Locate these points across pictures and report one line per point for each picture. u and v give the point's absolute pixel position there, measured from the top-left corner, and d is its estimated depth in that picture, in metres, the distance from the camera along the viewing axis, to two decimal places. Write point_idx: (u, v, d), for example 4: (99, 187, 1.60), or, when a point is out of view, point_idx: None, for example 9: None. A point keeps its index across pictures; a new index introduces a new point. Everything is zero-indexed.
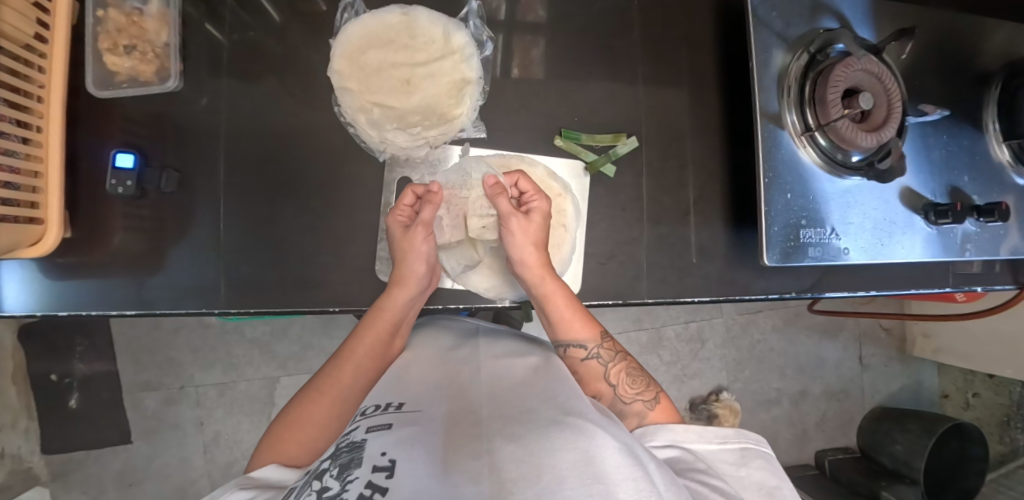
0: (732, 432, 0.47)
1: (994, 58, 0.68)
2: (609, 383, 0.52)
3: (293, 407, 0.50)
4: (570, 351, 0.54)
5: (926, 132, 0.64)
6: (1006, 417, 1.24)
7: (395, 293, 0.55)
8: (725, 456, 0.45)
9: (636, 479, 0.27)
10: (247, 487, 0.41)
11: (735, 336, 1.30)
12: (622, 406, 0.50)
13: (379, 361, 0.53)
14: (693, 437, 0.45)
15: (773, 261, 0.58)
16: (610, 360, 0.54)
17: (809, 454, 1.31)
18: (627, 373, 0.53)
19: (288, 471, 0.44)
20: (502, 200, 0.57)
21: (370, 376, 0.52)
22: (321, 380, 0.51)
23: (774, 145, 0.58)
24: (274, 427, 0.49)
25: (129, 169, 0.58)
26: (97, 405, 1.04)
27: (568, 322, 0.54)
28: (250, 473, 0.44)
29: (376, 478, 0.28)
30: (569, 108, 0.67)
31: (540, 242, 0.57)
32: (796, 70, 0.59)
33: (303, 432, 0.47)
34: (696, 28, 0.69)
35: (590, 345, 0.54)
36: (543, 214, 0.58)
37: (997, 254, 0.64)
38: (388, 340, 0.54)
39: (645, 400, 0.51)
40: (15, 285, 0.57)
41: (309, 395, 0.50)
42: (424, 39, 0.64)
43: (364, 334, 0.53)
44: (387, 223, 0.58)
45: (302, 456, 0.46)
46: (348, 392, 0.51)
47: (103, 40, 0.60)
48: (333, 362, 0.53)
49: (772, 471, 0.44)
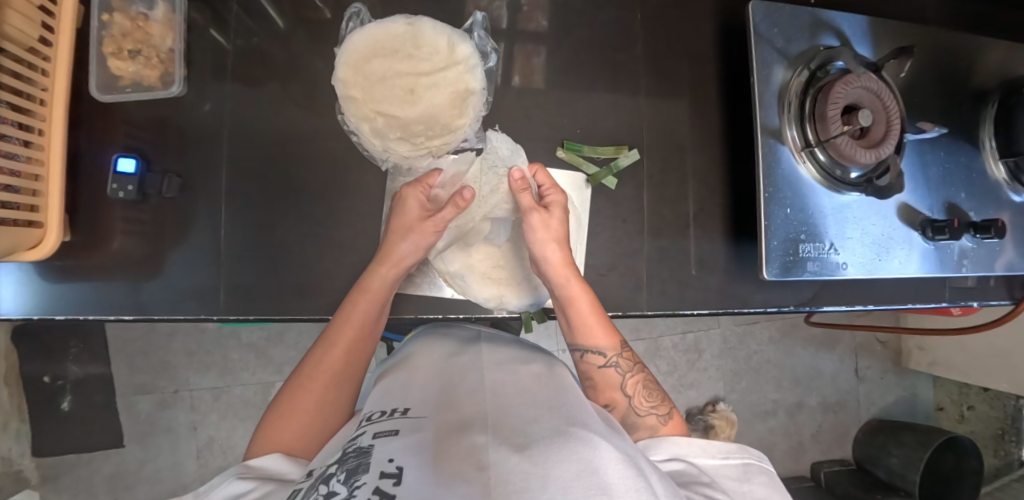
0: (734, 448, 0.46)
1: (989, 77, 0.69)
2: (625, 393, 0.52)
3: (283, 395, 0.49)
4: (590, 356, 0.55)
5: (923, 149, 0.64)
6: (1000, 431, 1.24)
7: (380, 270, 0.55)
8: (727, 471, 0.44)
9: (639, 490, 0.27)
10: (247, 477, 0.41)
11: (733, 347, 1.30)
12: (636, 417, 0.50)
13: (365, 342, 0.53)
14: (696, 451, 0.45)
15: (773, 274, 0.58)
16: (627, 370, 0.54)
17: (805, 466, 1.30)
18: (644, 385, 0.53)
19: (290, 462, 0.44)
20: (524, 195, 0.61)
21: (358, 356, 0.52)
22: (308, 366, 0.50)
23: (775, 161, 0.58)
24: (266, 417, 0.48)
25: (131, 173, 0.58)
26: (88, 408, 1.03)
27: (590, 328, 0.55)
28: (249, 462, 0.44)
29: (384, 485, 0.27)
30: (571, 119, 0.67)
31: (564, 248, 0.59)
32: (796, 86, 0.59)
33: (299, 418, 0.47)
34: (697, 41, 0.70)
35: (609, 352, 0.54)
36: (560, 207, 0.62)
37: (992, 269, 0.65)
38: (373, 321, 0.54)
39: (659, 414, 0.50)
40: (11, 287, 0.57)
41: (297, 383, 0.49)
42: (429, 49, 0.63)
43: (348, 316, 0.52)
44: (403, 192, 0.60)
45: (297, 444, 0.46)
46: (339, 375, 0.50)
47: (107, 43, 0.59)
48: (319, 345, 0.52)
49: (774, 487, 0.44)
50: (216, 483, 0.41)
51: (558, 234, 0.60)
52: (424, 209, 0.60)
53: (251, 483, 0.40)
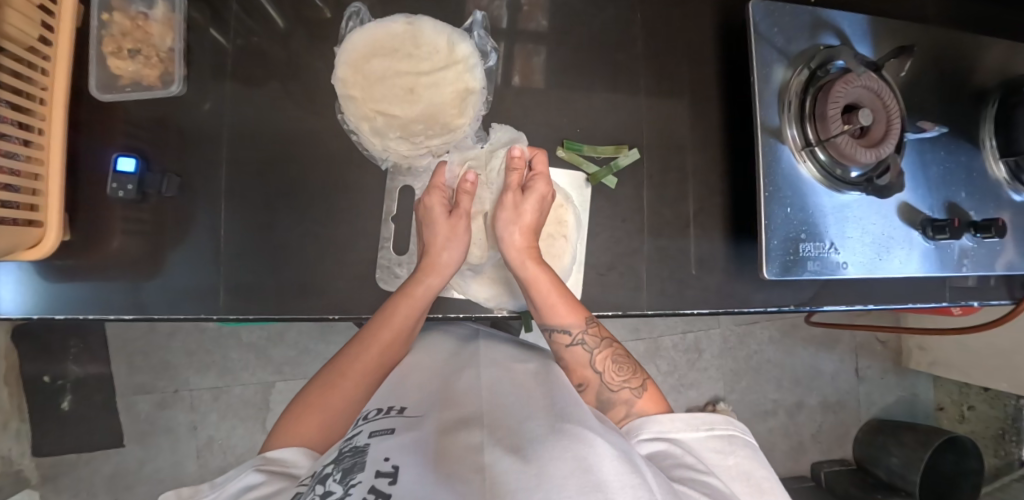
0: (718, 420, 0.45)
1: (989, 76, 0.69)
2: (595, 370, 0.51)
3: (309, 388, 0.48)
4: (557, 336, 0.54)
5: (923, 149, 0.64)
6: (1001, 431, 1.24)
7: (425, 279, 0.56)
8: (711, 444, 0.42)
9: (635, 487, 0.27)
10: (263, 470, 0.40)
11: (733, 347, 1.30)
12: (609, 394, 0.49)
13: (402, 348, 0.52)
14: (678, 426, 0.44)
15: (773, 274, 0.58)
16: (596, 346, 0.53)
17: (805, 466, 1.30)
18: (614, 360, 0.52)
19: (308, 456, 0.42)
20: (513, 173, 0.62)
21: (392, 362, 0.52)
22: (342, 364, 0.50)
23: (775, 160, 0.58)
24: (290, 409, 0.47)
25: (131, 172, 0.58)
26: (88, 408, 1.03)
27: (553, 308, 0.55)
28: (267, 453, 0.42)
29: (380, 484, 0.27)
30: (571, 119, 0.67)
31: (528, 231, 0.60)
32: (796, 86, 0.59)
33: (324, 415, 0.46)
34: (697, 41, 0.70)
35: (574, 330, 0.54)
36: (540, 193, 0.61)
37: (992, 269, 0.65)
38: (411, 328, 0.53)
39: (632, 388, 0.49)
40: (11, 287, 0.57)
41: (327, 379, 0.49)
42: (428, 48, 0.64)
43: (389, 319, 0.52)
44: (423, 199, 0.60)
45: (319, 440, 0.45)
46: (372, 378, 0.50)
47: (107, 43, 0.59)
48: (353, 344, 0.51)
49: (760, 460, 0.42)
50: (230, 475, 0.40)
51: (526, 219, 0.60)
52: (448, 211, 0.60)
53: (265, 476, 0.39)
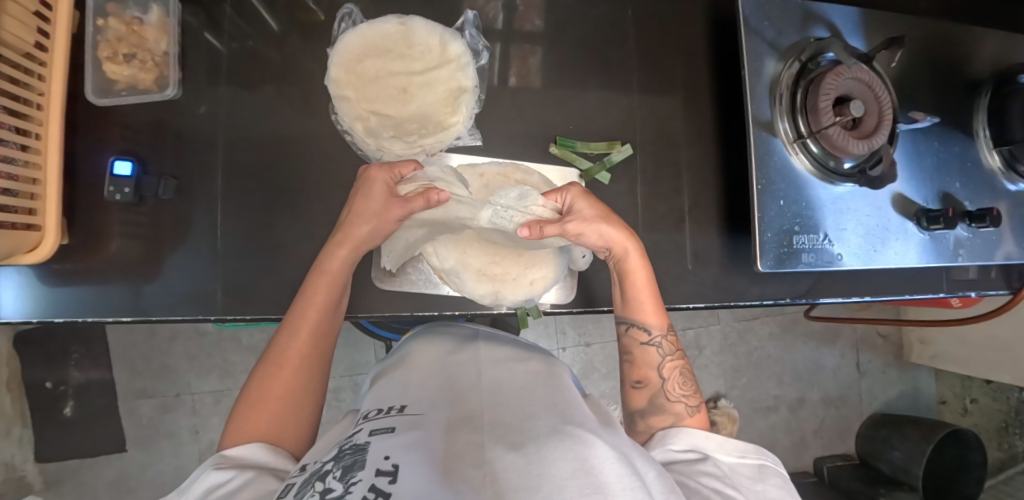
0: (751, 447, 0.45)
1: (982, 67, 0.69)
2: (660, 374, 0.54)
3: (251, 384, 0.49)
4: (633, 331, 0.56)
5: (917, 139, 0.64)
6: (1004, 424, 1.24)
7: (338, 252, 0.53)
8: (742, 469, 0.44)
9: (634, 489, 0.28)
10: (225, 467, 0.40)
11: (733, 344, 1.30)
12: (665, 400, 0.52)
13: (332, 321, 0.53)
14: (713, 445, 0.46)
15: (768, 267, 0.59)
16: (669, 353, 0.55)
17: (808, 461, 1.30)
18: (681, 372, 0.54)
19: (270, 451, 0.43)
20: (548, 228, 0.54)
21: (326, 341, 0.52)
22: (274, 352, 0.50)
23: (767, 153, 0.59)
24: (237, 407, 0.47)
25: (127, 176, 0.58)
26: (90, 413, 1.03)
27: (642, 305, 0.57)
28: (223, 452, 0.43)
29: (379, 482, 0.27)
30: (564, 116, 0.68)
31: (616, 220, 0.57)
32: (788, 78, 0.60)
33: (269, 407, 0.47)
34: (689, 37, 0.71)
35: (655, 331, 0.56)
36: (581, 196, 0.58)
37: (991, 259, 0.65)
38: (337, 302, 0.53)
39: (688, 404, 0.52)
40: (12, 291, 0.57)
41: (267, 368, 0.49)
42: (421, 48, 0.64)
43: (311, 299, 0.51)
44: (370, 174, 0.55)
45: (274, 431, 0.46)
46: (309, 359, 0.50)
47: (103, 48, 0.60)
48: (284, 330, 0.50)
49: (789, 491, 0.43)
50: (193, 478, 0.40)
51: (600, 213, 0.57)
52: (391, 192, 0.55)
53: (229, 472, 0.39)
